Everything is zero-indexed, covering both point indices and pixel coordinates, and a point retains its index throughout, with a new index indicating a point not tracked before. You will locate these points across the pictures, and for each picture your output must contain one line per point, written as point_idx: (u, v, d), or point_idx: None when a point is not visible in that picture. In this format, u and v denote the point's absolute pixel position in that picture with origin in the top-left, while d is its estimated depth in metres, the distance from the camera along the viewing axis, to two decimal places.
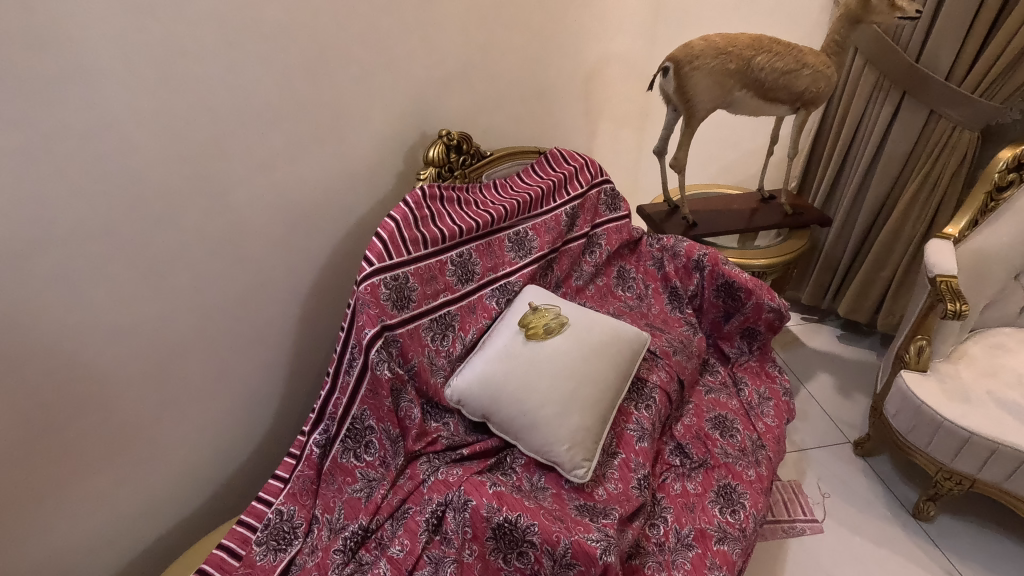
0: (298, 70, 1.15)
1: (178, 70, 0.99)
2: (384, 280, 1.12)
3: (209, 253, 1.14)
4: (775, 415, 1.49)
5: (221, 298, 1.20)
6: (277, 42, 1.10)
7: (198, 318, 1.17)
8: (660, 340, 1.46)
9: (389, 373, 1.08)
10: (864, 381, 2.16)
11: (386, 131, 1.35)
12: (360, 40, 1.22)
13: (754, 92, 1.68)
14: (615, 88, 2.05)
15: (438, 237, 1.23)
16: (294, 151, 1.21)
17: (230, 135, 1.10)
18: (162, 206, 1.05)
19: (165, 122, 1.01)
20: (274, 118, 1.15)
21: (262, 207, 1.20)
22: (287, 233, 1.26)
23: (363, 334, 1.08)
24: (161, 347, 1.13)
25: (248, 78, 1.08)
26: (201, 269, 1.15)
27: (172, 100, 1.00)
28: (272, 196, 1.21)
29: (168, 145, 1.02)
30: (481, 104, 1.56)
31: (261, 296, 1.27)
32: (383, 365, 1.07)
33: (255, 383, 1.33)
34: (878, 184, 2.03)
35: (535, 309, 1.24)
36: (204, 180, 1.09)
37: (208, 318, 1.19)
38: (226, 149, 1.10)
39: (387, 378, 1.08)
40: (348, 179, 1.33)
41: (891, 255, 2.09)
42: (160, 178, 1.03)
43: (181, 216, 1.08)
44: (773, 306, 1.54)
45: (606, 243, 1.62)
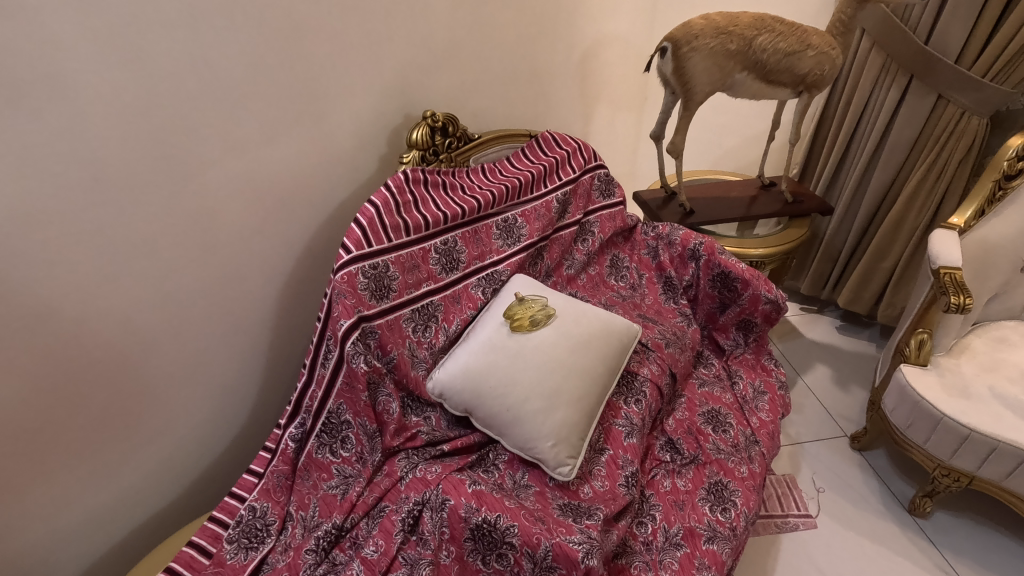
0: (271, 48, 1.09)
1: (138, 41, 0.93)
2: (362, 269, 1.07)
3: (178, 238, 1.09)
4: (769, 410, 1.45)
5: (194, 284, 1.15)
6: (249, 17, 1.04)
7: (169, 305, 1.12)
8: (652, 332, 1.41)
9: (365, 366, 1.03)
10: (862, 374, 2.12)
11: (367, 110, 1.29)
12: (339, 15, 1.16)
13: (754, 74, 1.61)
14: (611, 70, 1.98)
15: (420, 224, 1.18)
16: (268, 131, 1.15)
17: (198, 114, 1.04)
18: (125, 187, 0.99)
19: (125, 99, 0.95)
20: (246, 95, 1.09)
21: (235, 189, 1.14)
22: (262, 217, 1.21)
23: (338, 325, 1.02)
24: (129, 335, 1.09)
25: (216, 52, 1.02)
26: (170, 257, 1.09)
27: (134, 76, 0.94)
28: (245, 178, 1.15)
29: (129, 123, 0.96)
30: (470, 84, 1.50)
31: (235, 283, 1.22)
32: (360, 358, 1.02)
33: (231, 371, 1.29)
34: (881, 171, 1.96)
35: (522, 301, 1.19)
36: (171, 160, 1.03)
37: (180, 305, 1.14)
38: (194, 128, 1.04)
39: (364, 371, 1.03)
40: (327, 161, 1.27)
41: (894, 245, 2.04)
42: (121, 157, 0.97)
43: (146, 199, 1.03)
44: (770, 298, 1.49)
45: (599, 231, 1.57)
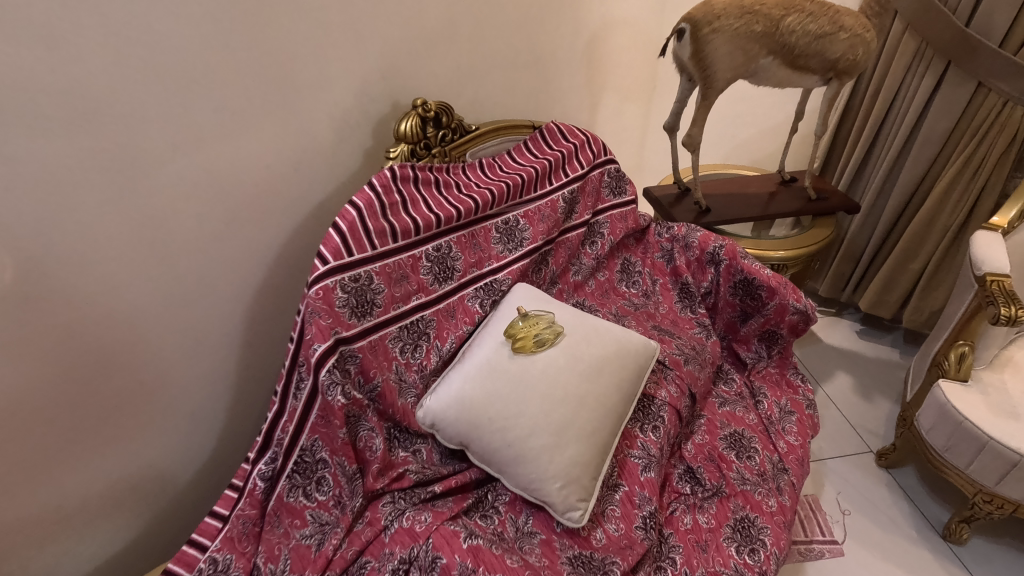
0: (233, 24, 0.93)
1: (63, 10, 0.78)
2: (340, 282, 0.93)
3: (124, 245, 0.94)
4: (797, 432, 1.31)
5: (145, 297, 1.00)
6: None
7: (116, 322, 0.98)
8: (670, 347, 1.27)
9: (343, 400, 0.87)
10: (886, 383, 1.99)
11: (349, 97, 1.13)
12: None
13: (780, 59, 1.46)
14: (620, 55, 1.82)
15: (409, 229, 1.04)
16: (230, 120, 0.99)
17: (144, 99, 0.89)
18: (52, 185, 0.84)
19: (48, 80, 0.80)
20: (203, 77, 0.93)
21: (192, 188, 0.99)
22: (226, 219, 1.05)
23: (311, 350, 0.87)
24: (66, 357, 0.94)
25: (163, 25, 0.87)
26: (115, 269, 0.95)
27: (63, 56, 0.80)
28: (204, 174, 1.00)
29: (55, 109, 0.81)
30: (467, 69, 1.34)
31: (196, 294, 1.07)
32: (336, 389, 0.87)
33: (195, 393, 1.14)
34: (911, 167, 1.82)
35: (523, 319, 1.04)
36: (110, 154, 0.88)
37: (128, 321, 0.99)
38: (138, 116, 0.89)
39: (341, 405, 0.87)
40: (302, 155, 1.11)
41: (923, 245, 1.89)
42: (45, 150, 0.82)
43: (82, 198, 0.88)
44: (799, 307, 1.35)
45: (610, 233, 1.42)
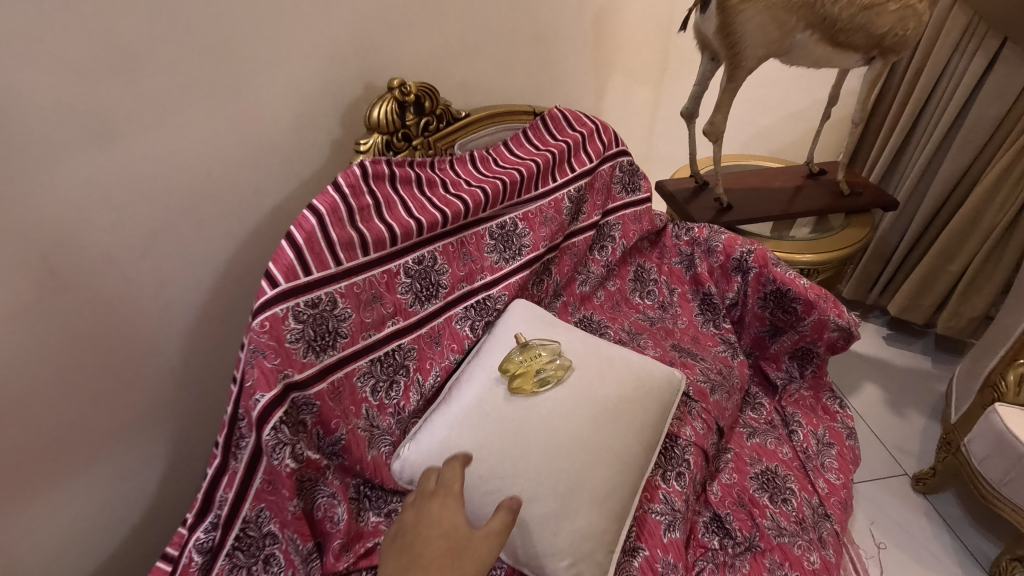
0: None
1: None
2: (293, 308, 0.74)
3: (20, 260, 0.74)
4: (839, 469, 1.13)
5: (46, 327, 0.79)
6: None
7: (15, 357, 0.77)
8: (694, 372, 1.09)
9: (294, 464, 0.69)
10: (919, 396, 1.81)
11: (309, 76, 0.92)
12: None
13: (820, 34, 1.25)
14: (631, 32, 1.62)
15: (383, 238, 0.86)
16: (151, 102, 0.78)
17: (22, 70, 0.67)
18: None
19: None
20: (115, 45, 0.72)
21: (103, 189, 0.78)
22: (153, 229, 0.84)
23: (252, 401, 0.68)
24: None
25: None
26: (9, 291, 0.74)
27: None
28: (118, 171, 0.78)
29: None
30: (456, 45, 1.13)
31: (117, 322, 0.85)
32: (284, 452, 0.68)
33: (126, 440, 0.93)
34: (953, 158, 1.63)
35: (523, 355, 0.85)
36: None
37: (26, 359, 0.78)
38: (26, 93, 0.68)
39: (290, 472, 0.69)
40: (252, 148, 0.90)
41: (964, 245, 1.70)
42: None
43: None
44: (841, 324, 1.16)
45: (622, 236, 1.23)
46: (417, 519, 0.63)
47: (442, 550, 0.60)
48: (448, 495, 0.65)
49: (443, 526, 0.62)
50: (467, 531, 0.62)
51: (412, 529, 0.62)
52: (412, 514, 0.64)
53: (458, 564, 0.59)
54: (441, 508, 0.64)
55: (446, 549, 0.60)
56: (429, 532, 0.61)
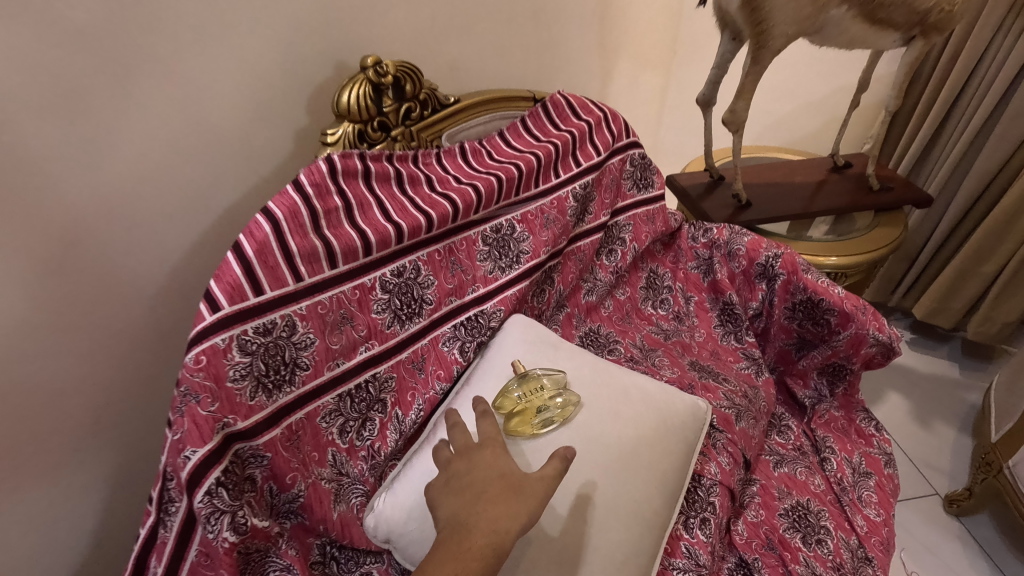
0: None
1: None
2: (240, 336, 0.60)
3: None
4: (878, 504, 1.00)
5: None
6: None
7: None
8: (717, 395, 0.95)
9: (235, 539, 0.55)
10: (947, 407, 1.69)
11: (267, 52, 0.76)
12: None
13: (858, 9, 1.11)
14: (640, 10, 1.47)
15: (354, 248, 0.71)
16: (67, 79, 0.62)
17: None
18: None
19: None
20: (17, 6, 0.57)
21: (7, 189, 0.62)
22: (72, 238, 0.68)
23: (180, 458, 0.54)
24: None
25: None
26: None
27: None
28: (20, 168, 0.62)
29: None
30: (443, 19, 0.97)
31: (30, 355, 0.69)
32: (221, 522, 0.55)
33: (49, 494, 0.77)
34: (990, 150, 1.48)
35: (525, 394, 0.72)
36: None
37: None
38: None
39: (230, 547, 0.55)
40: (196, 138, 0.74)
41: (1000, 245, 1.56)
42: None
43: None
44: (880, 338, 1.02)
45: (633, 239, 1.10)
46: (463, 460, 0.58)
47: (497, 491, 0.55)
48: (493, 434, 0.61)
49: (495, 466, 0.57)
50: (520, 472, 0.58)
51: (460, 471, 0.57)
52: (456, 456, 0.59)
53: (519, 502, 0.54)
54: (489, 450, 0.59)
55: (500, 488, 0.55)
56: (481, 473, 0.57)
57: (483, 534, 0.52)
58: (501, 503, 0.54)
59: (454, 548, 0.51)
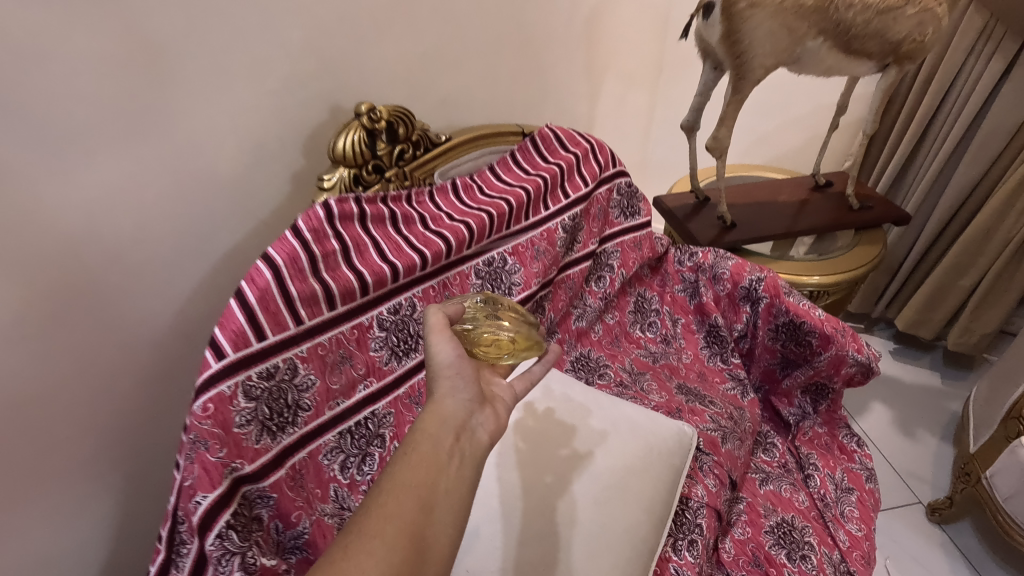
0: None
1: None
2: (244, 382, 0.63)
3: None
4: (860, 519, 1.04)
5: None
6: None
7: None
8: (703, 418, 0.99)
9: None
10: (930, 417, 1.73)
11: (260, 101, 0.79)
12: None
13: (834, 41, 1.16)
14: (623, 34, 1.52)
15: (352, 289, 0.74)
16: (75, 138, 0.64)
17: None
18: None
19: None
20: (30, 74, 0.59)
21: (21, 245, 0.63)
22: (76, 296, 0.70)
23: (191, 504, 0.58)
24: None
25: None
26: None
27: None
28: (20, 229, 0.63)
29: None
30: (431, 58, 1.01)
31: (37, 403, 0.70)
32: (231, 562, 0.59)
33: (59, 537, 0.79)
34: (968, 166, 1.54)
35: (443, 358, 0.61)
36: None
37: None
38: None
39: None
40: (191, 185, 0.76)
41: (978, 259, 1.61)
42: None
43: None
44: (859, 359, 1.07)
45: (621, 265, 1.14)
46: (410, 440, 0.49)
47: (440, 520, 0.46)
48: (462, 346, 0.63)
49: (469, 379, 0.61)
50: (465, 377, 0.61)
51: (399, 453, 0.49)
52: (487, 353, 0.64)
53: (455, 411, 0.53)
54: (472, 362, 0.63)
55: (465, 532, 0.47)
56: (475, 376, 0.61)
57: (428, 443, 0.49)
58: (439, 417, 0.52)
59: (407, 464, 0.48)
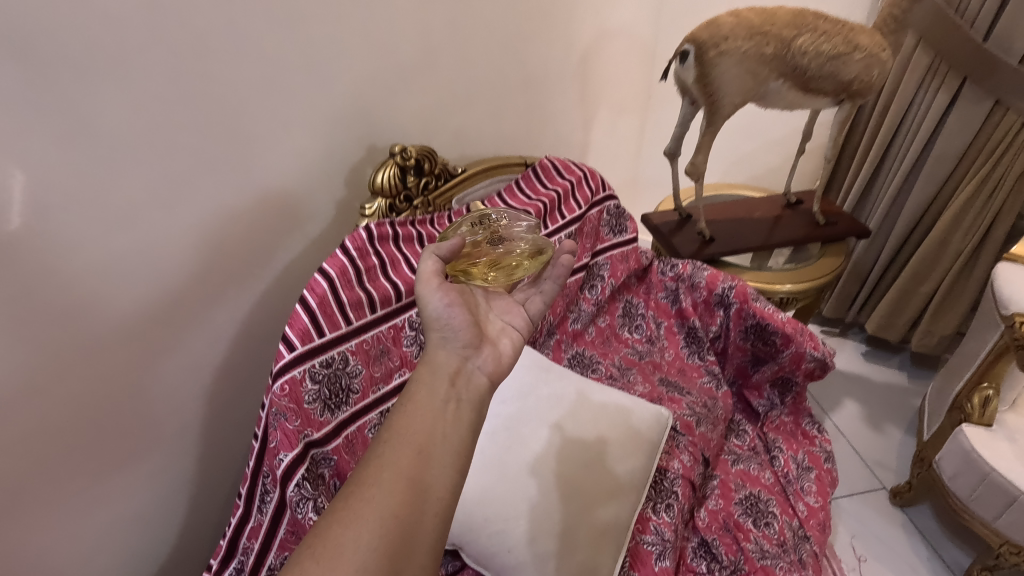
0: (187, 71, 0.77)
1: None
2: (310, 371, 0.81)
3: (51, 340, 0.75)
4: (818, 493, 1.21)
5: (85, 400, 0.81)
6: (149, 31, 0.72)
7: (50, 429, 0.78)
8: (680, 406, 1.17)
9: (314, 517, 0.78)
10: (895, 412, 1.90)
11: (315, 144, 0.97)
12: (287, 31, 0.85)
13: (792, 82, 1.34)
14: (614, 69, 1.72)
15: (389, 296, 0.92)
16: (182, 180, 0.82)
17: (32, 157, 0.68)
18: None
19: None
20: (153, 132, 0.77)
21: (136, 263, 0.81)
22: (174, 301, 0.87)
23: (277, 462, 0.77)
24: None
25: (65, 62, 0.67)
26: (49, 366, 0.76)
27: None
28: (137, 251, 0.80)
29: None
30: (449, 102, 1.19)
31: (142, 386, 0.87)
32: (306, 505, 0.77)
33: (148, 501, 0.95)
34: (923, 186, 1.72)
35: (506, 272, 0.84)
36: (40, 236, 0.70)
37: (45, 433, 0.78)
38: (70, 183, 0.71)
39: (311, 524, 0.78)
40: (261, 213, 0.94)
41: (935, 268, 1.79)
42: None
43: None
44: (816, 355, 1.25)
45: (610, 275, 1.31)
46: (408, 399, 0.63)
47: (437, 457, 0.59)
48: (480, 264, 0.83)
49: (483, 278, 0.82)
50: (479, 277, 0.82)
51: (401, 410, 0.62)
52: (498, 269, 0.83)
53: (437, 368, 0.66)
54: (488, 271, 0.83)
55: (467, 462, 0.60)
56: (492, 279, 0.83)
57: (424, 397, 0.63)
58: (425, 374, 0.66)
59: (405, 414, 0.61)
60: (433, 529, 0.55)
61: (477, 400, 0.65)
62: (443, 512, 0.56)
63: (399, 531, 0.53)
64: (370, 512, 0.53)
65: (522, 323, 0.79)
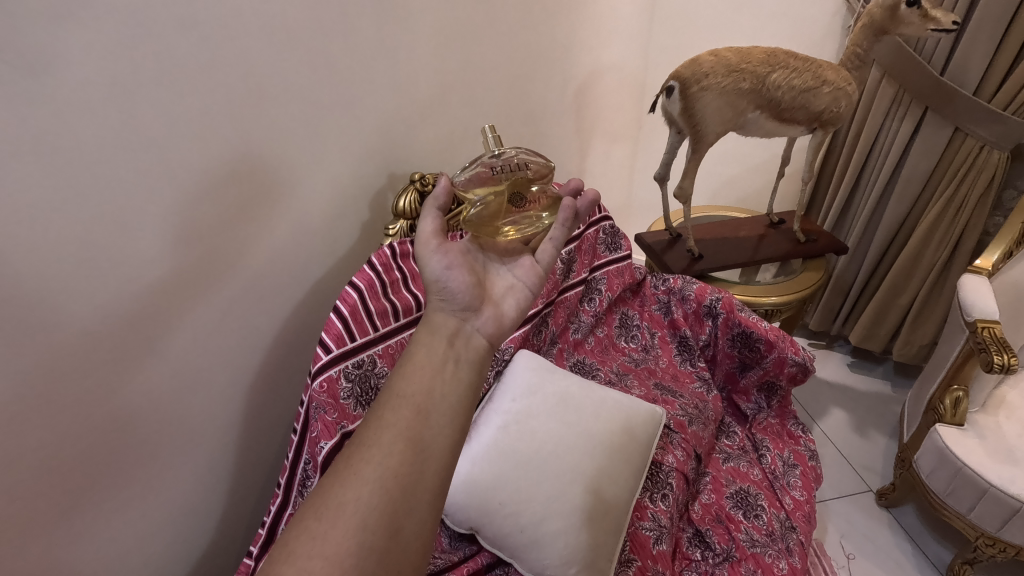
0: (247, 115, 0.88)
1: (48, 86, 0.67)
2: (344, 371, 0.92)
3: (131, 351, 0.84)
4: (803, 487, 1.30)
5: (151, 404, 0.90)
6: (222, 82, 0.83)
7: (121, 430, 0.87)
8: (674, 407, 1.27)
9: None
10: (879, 418, 2.00)
11: (345, 173, 1.08)
12: (324, 77, 0.98)
13: (768, 113, 1.49)
14: (607, 103, 1.86)
15: (410, 306, 1.05)
16: (242, 207, 0.92)
17: (128, 191, 0.77)
18: (25, 292, 0.71)
19: (21, 167, 0.67)
20: (223, 167, 0.87)
21: (201, 281, 0.90)
22: (227, 315, 0.97)
23: (317, 449, 0.89)
24: (41, 480, 0.79)
25: (157, 104, 0.77)
26: (126, 375, 0.85)
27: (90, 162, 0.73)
28: (203, 268, 0.90)
29: (20, 202, 0.68)
30: (459, 135, 1.32)
31: (195, 391, 0.96)
32: None
33: (192, 496, 1.03)
34: (895, 205, 1.85)
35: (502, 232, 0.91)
36: (129, 258, 0.80)
37: (114, 432, 0.86)
38: (158, 212, 0.81)
39: None
40: (300, 234, 1.05)
41: (911, 281, 1.92)
42: (19, 252, 0.69)
43: (65, 305, 0.75)
44: (797, 360, 1.36)
45: (607, 289, 1.43)
46: (407, 365, 0.71)
47: (433, 417, 0.67)
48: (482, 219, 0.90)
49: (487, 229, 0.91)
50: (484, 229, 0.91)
51: (402, 374, 0.70)
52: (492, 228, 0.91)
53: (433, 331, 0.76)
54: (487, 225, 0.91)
55: (464, 422, 0.68)
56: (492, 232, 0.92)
57: (421, 359, 0.72)
58: (422, 339, 0.75)
59: (402, 374, 0.70)
60: (431, 470, 0.63)
61: (473, 359, 0.74)
62: (441, 467, 0.64)
63: (398, 488, 0.61)
64: (369, 473, 0.61)
65: (532, 278, 0.88)
